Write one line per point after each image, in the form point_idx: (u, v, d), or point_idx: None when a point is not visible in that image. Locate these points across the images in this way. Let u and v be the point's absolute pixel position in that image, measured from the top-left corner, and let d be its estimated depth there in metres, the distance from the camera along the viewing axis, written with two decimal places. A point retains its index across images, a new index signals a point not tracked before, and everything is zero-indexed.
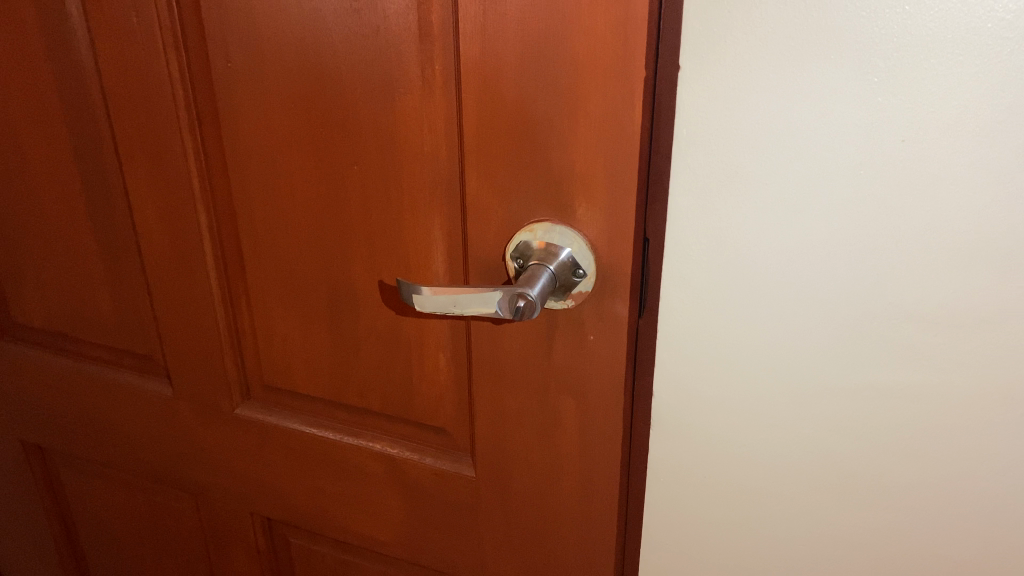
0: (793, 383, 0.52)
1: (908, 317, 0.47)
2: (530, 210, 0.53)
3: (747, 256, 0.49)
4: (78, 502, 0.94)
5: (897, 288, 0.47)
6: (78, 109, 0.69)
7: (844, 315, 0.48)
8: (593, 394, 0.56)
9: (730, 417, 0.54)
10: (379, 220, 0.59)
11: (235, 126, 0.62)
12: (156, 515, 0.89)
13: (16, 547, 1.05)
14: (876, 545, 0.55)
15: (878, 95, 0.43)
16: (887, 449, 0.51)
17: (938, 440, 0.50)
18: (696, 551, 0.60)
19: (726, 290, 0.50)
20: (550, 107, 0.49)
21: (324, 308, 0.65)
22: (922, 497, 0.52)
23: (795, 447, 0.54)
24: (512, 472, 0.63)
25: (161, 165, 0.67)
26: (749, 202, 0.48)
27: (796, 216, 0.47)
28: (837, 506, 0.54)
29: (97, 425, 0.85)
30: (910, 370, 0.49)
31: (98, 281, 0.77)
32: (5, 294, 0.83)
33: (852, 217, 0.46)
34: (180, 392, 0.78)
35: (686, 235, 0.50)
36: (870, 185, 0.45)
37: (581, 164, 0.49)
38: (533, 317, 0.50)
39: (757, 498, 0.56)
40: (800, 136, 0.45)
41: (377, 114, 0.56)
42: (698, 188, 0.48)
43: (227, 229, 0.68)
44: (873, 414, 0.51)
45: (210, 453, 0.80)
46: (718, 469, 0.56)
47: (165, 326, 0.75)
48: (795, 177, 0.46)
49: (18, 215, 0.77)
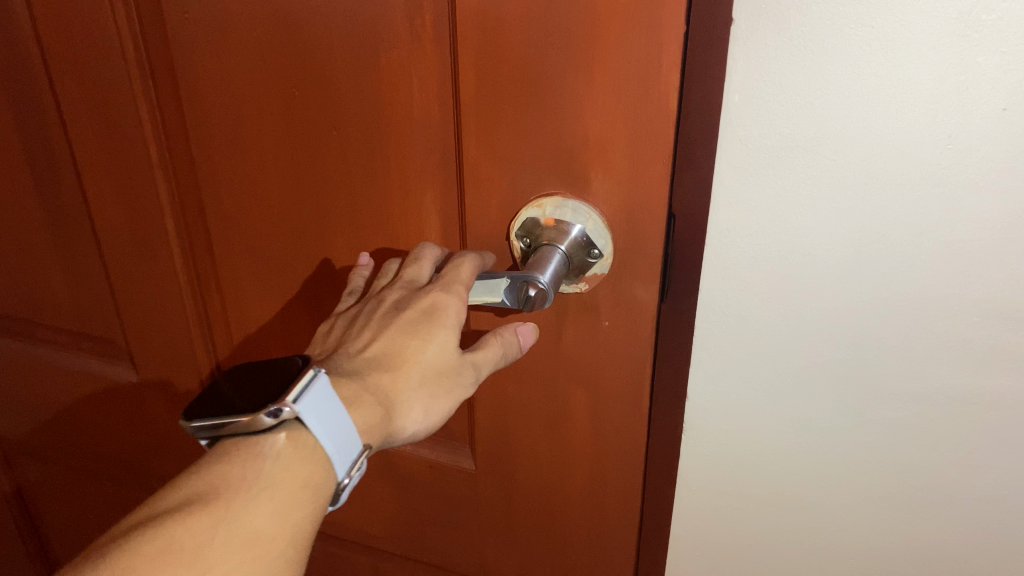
0: (829, 364, 0.48)
1: (963, 293, 0.44)
2: (536, 183, 0.47)
3: (797, 234, 0.45)
4: (42, 493, 0.88)
5: (950, 266, 0.43)
6: (14, 66, 0.61)
7: (885, 288, 0.45)
8: (606, 383, 0.51)
9: (759, 395, 0.51)
10: (363, 193, 0.54)
11: (199, 87, 0.55)
12: (127, 506, 0.83)
13: None
14: (906, 518, 0.53)
15: (978, 55, 0.38)
16: (925, 426, 0.49)
17: (975, 422, 0.48)
18: (720, 526, 0.58)
19: (766, 267, 0.46)
20: (561, 65, 0.42)
21: (302, 288, 0.61)
22: (953, 479, 0.50)
23: (826, 424, 0.51)
24: (516, 467, 0.57)
25: (111, 131, 0.59)
26: (808, 178, 0.43)
27: (853, 191, 0.43)
28: (871, 480, 0.52)
29: (58, 413, 0.78)
30: (955, 345, 0.46)
31: (49, 258, 0.70)
32: None
33: (909, 191, 0.42)
34: (147, 377, 0.72)
35: (730, 215, 0.46)
36: (953, 160, 0.40)
37: (600, 132, 0.43)
38: (545, 307, 0.44)
39: (784, 473, 0.54)
40: (861, 98, 0.40)
41: (359, 74, 0.49)
42: (750, 162, 0.43)
43: (190, 201, 0.61)
44: (912, 392, 0.48)
45: (183, 440, 0.74)
46: (744, 447, 0.54)
47: (128, 309, 0.68)
48: (852, 148, 0.41)
49: None
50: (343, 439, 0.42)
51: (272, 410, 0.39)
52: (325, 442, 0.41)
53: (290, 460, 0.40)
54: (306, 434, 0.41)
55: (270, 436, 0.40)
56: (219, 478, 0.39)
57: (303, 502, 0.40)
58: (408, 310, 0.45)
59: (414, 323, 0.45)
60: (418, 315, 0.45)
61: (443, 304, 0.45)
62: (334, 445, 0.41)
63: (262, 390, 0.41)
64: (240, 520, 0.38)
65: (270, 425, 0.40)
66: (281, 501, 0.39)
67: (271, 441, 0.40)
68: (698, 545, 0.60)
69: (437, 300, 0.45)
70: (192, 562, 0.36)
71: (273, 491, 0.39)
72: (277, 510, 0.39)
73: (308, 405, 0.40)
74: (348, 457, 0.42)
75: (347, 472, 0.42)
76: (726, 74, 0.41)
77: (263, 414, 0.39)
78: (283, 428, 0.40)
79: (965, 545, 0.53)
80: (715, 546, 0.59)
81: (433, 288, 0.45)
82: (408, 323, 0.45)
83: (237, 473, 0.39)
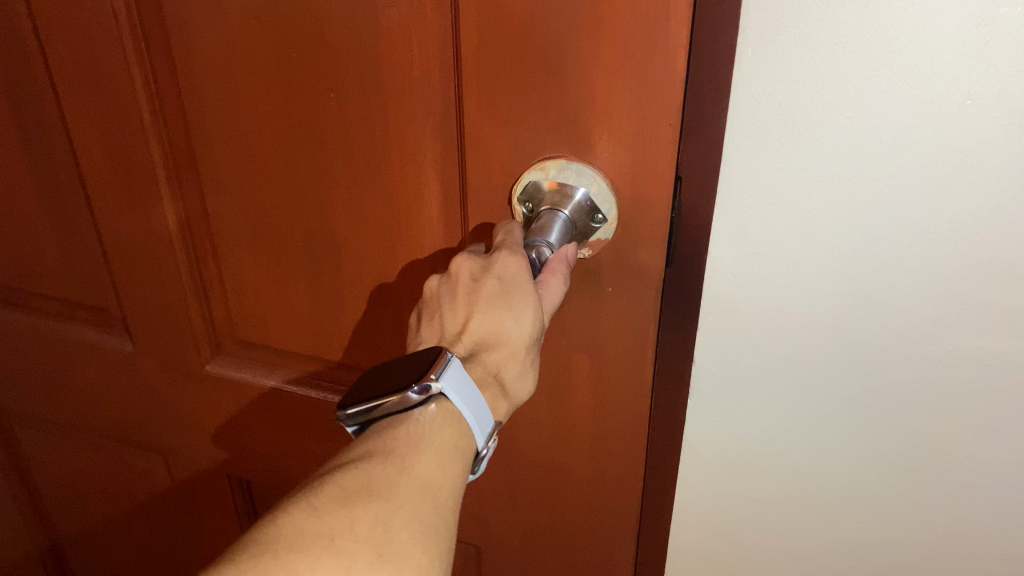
0: (834, 323, 0.49)
1: (963, 255, 0.44)
2: (539, 146, 0.46)
3: (803, 197, 0.44)
4: (38, 463, 0.87)
5: (958, 222, 0.43)
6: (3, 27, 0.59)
7: (890, 251, 0.45)
8: (609, 351, 0.51)
9: (762, 361, 0.51)
10: (362, 159, 0.53)
11: (191, 48, 0.54)
12: (124, 476, 0.83)
13: None
14: (902, 474, 0.54)
15: (1001, 8, 0.37)
16: (924, 385, 0.50)
17: (978, 373, 0.48)
18: (721, 487, 0.59)
19: (773, 232, 0.46)
20: (568, 23, 0.42)
21: (299, 257, 0.60)
22: (955, 430, 0.51)
23: (827, 386, 0.51)
24: (517, 437, 0.57)
25: (104, 94, 0.59)
26: (818, 139, 0.42)
27: (862, 152, 0.42)
28: (869, 440, 0.53)
29: (53, 382, 0.78)
30: (957, 306, 0.46)
31: (42, 226, 0.69)
32: None
33: (919, 148, 0.41)
34: (142, 347, 0.71)
35: (739, 175, 0.45)
36: (967, 117, 0.40)
37: (605, 93, 0.43)
38: (555, 266, 0.44)
39: (785, 436, 0.55)
40: (870, 57, 0.40)
41: (359, 33, 0.48)
42: (761, 123, 0.43)
43: (185, 166, 0.61)
44: (917, 347, 0.48)
45: (181, 410, 0.73)
46: (746, 411, 0.54)
47: (123, 278, 0.68)
48: (863, 107, 0.41)
49: None
50: (474, 408, 0.41)
51: (418, 387, 0.39)
52: (468, 412, 0.40)
53: (443, 424, 0.40)
54: (452, 407, 0.40)
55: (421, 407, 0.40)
56: (387, 437, 0.39)
57: (462, 460, 0.40)
58: (488, 282, 0.42)
59: (498, 297, 0.41)
60: (494, 291, 0.42)
61: (519, 271, 0.41)
62: (471, 415, 0.40)
63: (401, 373, 0.41)
64: (412, 469, 0.38)
65: (416, 403, 0.39)
66: (444, 455, 0.39)
67: (422, 411, 0.40)
68: (699, 506, 0.60)
69: (515, 269, 0.41)
70: (381, 495, 0.36)
71: (436, 446, 0.39)
72: (442, 463, 0.39)
73: (450, 380, 0.40)
74: (484, 428, 0.42)
75: (484, 442, 0.42)
76: (739, 30, 0.40)
77: (410, 392, 0.39)
78: (433, 400, 0.40)
79: (959, 501, 0.54)
80: (715, 506, 0.60)
81: (506, 257, 0.42)
82: (491, 298, 0.42)
83: (402, 433, 0.39)
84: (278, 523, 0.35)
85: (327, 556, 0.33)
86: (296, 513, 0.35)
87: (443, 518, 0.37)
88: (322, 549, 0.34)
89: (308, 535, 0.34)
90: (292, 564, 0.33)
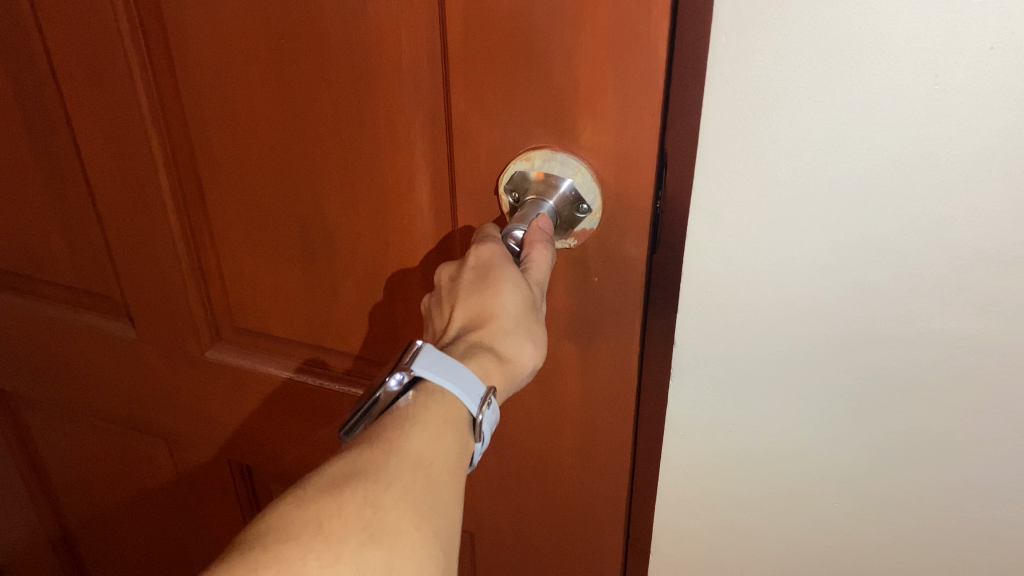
0: (818, 303, 0.50)
1: (943, 240, 0.45)
2: (526, 136, 0.47)
3: (785, 185, 0.46)
4: (48, 447, 0.89)
5: (938, 201, 0.44)
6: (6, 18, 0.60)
7: (873, 237, 0.46)
8: (596, 340, 0.51)
9: (751, 343, 0.53)
10: (354, 148, 0.54)
11: (186, 39, 0.55)
12: (129, 460, 0.84)
13: None
14: (889, 453, 0.55)
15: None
16: (908, 367, 0.51)
17: (960, 352, 0.49)
18: (713, 467, 0.60)
19: (759, 219, 0.47)
20: (551, 15, 0.42)
21: (294, 245, 0.61)
22: (941, 411, 0.52)
23: (815, 367, 0.53)
24: (508, 425, 0.58)
25: (103, 84, 0.60)
26: (796, 126, 0.44)
27: (839, 139, 0.43)
28: (856, 420, 0.54)
29: (60, 368, 0.79)
30: (940, 289, 0.47)
31: (46, 213, 0.70)
32: None
33: (898, 130, 0.42)
34: (144, 334, 0.72)
35: (719, 159, 0.45)
36: (941, 103, 0.41)
37: (589, 84, 0.43)
38: (534, 241, 0.42)
39: (775, 417, 0.56)
40: (843, 44, 0.41)
41: (348, 25, 0.49)
42: (741, 110, 0.44)
43: (183, 155, 0.61)
44: (900, 327, 0.49)
45: (182, 396, 0.74)
46: (737, 393, 0.55)
47: (124, 266, 0.69)
48: (838, 95, 0.42)
49: None
50: (458, 381, 0.39)
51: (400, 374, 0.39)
52: (448, 384, 0.38)
53: (428, 402, 0.38)
54: (433, 386, 0.39)
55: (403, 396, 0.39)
56: (374, 427, 0.38)
57: (455, 436, 0.38)
58: (466, 273, 0.41)
59: (476, 282, 0.41)
60: (473, 279, 0.41)
61: (494, 252, 0.41)
62: (453, 385, 0.38)
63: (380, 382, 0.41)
64: (399, 449, 0.36)
65: (397, 394, 0.39)
66: (433, 432, 0.37)
67: (406, 398, 0.39)
68: (691, 485, 0.62)
69: (490, 252, 0.41)
70: (367, 479, 0.35)
71: (425, 424, 0.37)
72: (432, 440, 0.37)
73: (423, 361, 0.39)
74: (475, 394, 0.39)
75: (479, 408, 0.39)
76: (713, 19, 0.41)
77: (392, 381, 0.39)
78: (413, 387, 0.39)
79: (945, 479, 0.55)
80: (707, 484, 0.62)
81: (483, 245, 0.42)
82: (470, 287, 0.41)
83: (388, 419, 0.38)
84: (269, 517, 0.34)
85: (318, 543, 0.33)
86: (285, 506, 0.34)
87: (432, 497, 0.36)
88: (313, 537, 0.33)
89: (294, 525, 0.33)
90: (282, 553, 0.32)
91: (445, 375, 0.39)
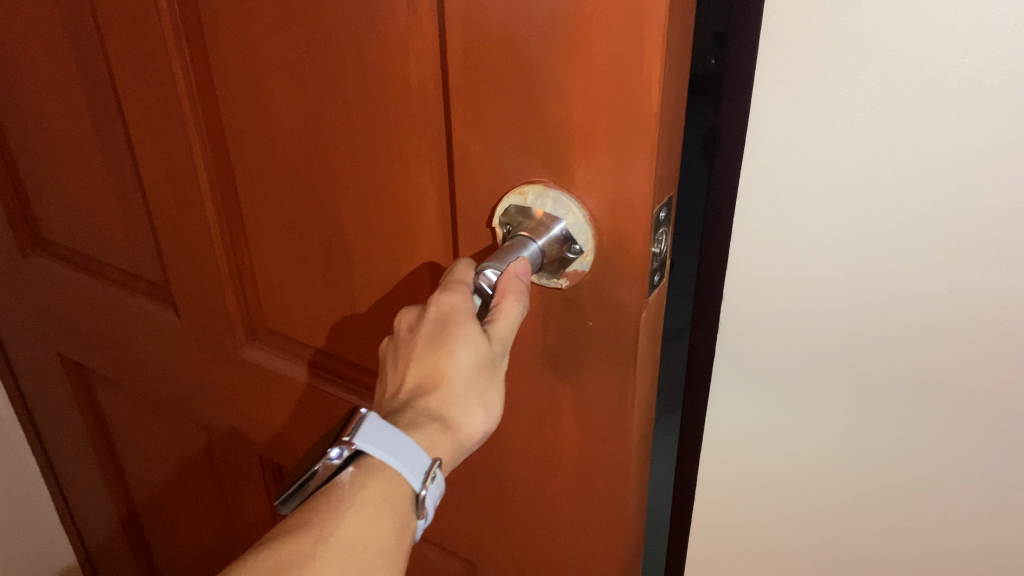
0: (855, 288, 0.48)
1: (1001, 224, 0.43)
2: (521, 170, 0.44)
3: (828, 164, 0.45)
4: (114, 420, 0.94)
5: (992, 182, 0.42)
6: (79, 18, 0.64)
7: (922, 221, 0.44)
8: (590, 387, 0.48)
9: (795, 335, 0.51)
10: (368, 167, 0.53)
11: (220, 49, 0.56)
12: (179, 442, 0.88)
13: (60, 461, 1.06)
14: (944, 461, 0.52)
15: None
16: (963, 366, 0.48)
17: (990, 345, 0.47)
18: (754, 463, 0.59)
19: (803, 201, 0.46)
20: (544, 47, 0.40)
21: (317, 256, 0.61)
22: (998, 414, 0.49)
23: (860, 363, 0.51)
24: (509, 461, 0.55)
25: (151, 86, 0.62)
26: (837, 104, 0.43)
27: (879, 117, 0.42)
28: (903, 424, 0.52)
29: (122, 347, 0.83)
30: (996, 279, 0.45)
31: (112, 203, 0.74)
32: (38, 207, 0.82)
33: (936, 110, 0.41)
34: (188, 324, 0.74)
35: (757, 134, 0.45)
36: (988, 81, 0.39)
37: (582, 121, 0.41)
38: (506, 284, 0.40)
39: (819, 416, 0.54)
40: (882, 18, 0.40)
41: (361, 43, 0.48)
42: (781, 85, 0.43)
43: (222, 159, 0.63)
44: (941, 313, 0.47)
45: (220, 388, 0.76)
46: (780, 386, 0.54)
47: (171, 259, 0.71)
48: (878, 72, 0.41)
49: (45, 126, 0.75)
50: (402, 453, 0.38)
51: (338, 448, 0.38)
52: (390, 461, 0.38)
53: (367, 482, 0.38)
54: (374, 462, 0.38)
55: (343, 470, 0.38)
56: (311, 504, 0.38)
57: (395, 515, 0.38)
58: (425, 324, 0.40)
59: (433, 336, 0.40)
60: (430, 331, 0.40)
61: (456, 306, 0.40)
62: (396, 462, 0.38)
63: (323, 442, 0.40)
64: (328, 539, 0.36)
65: (337, 468, 0.38)
66: (368, 519, 0.37)
67: (347, 472, 0.38)
68: (733, 479, 0.61)
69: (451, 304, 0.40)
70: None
71: (359, 509, 0.37)
72: (369, 527, 0.37)
73: (365, 435, 0.38)
74: (420, 468, 0.38)
75: (423, 482, 0.38)
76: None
77: (330, 454, 0.38)
78: (353, 462, 0.38)
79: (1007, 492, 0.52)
80: (749, 482, 0.60)
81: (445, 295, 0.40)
82: (427, 339, 0.40)
83: (325, 497, 0.37)
84: None
85: None
86: None
87: None
88: None
89: None
90: None
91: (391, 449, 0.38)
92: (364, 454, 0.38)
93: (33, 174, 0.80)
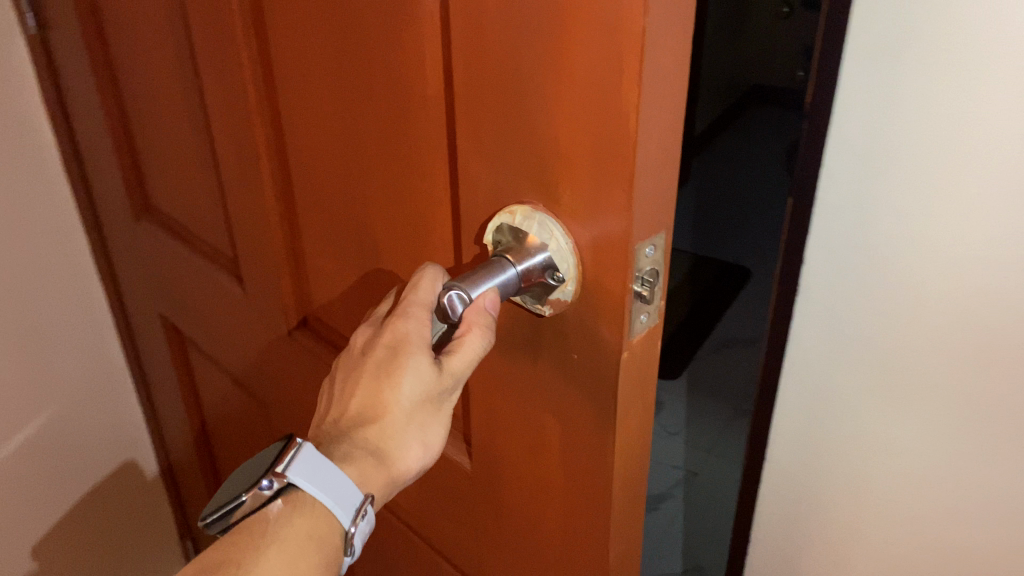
0: None
1: None
2: (513, 190, 0.42)
3: None
4: (200, 380, 1.00)
5: None
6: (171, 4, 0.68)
7: None
8: (574, 422, 0.45)
9: None
10: (392, 170, 0.53)
11: (277, 43, 0.57)
12: (246, 410, 0.92)
13: (163, 408, 1.15)
14: None
15: None
16: None
17: None
18: None
19: None
20: (533, 65, 0.37)
21: (353, 252, 0.61)
22: None
23: None
24: (502, 484, 0.53)
25: (224, 73, 0.64)
26: None
27: None
28: None
29: (204, 314, 0.88)
30: None
31: (200, 178, 0.78)
32: (147, 176, 0.89)
33: None
34: (253, 301, 0.77)
35: None
36: None
37: (568, 146, 0.38)
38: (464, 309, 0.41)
39: None
40: None
41: (387, 45, 0.48)
42: None
43: (281, 149, 0.64)
44: None
45: (275, 365, 0.79)
46: None
47: (241, 238, 0.74)
48: None
49: (151, 102, 0.80)
50: (335, 490, 0.45)
51: (267, 480, 0.44)
52: (320, 497, 0.44)
53: (292, 517, 0.44)
54: (302, 497, 0.45)
55: (272, 503, 0.45)
56: (242, 533, 0.44)
57: (320, 547, 0.44)
58: (378, 349, 0.44)
59: (385, 363, 0.44)
60: (383, 357, 0.44)
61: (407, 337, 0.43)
62: (325, 497, 0.44)
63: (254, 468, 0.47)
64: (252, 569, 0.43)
65: (267, 498, 0.45)
66: (292, 552, 0.44)
67: (276, 503, 0.45)
68: None
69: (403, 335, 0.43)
70: None
71: (283, 542, 0.44)
72: (292, 560, 0.43)
73: (296, 471, 0.44)
74: (350, 505, 0.45)
75: (353, 520, 0.45)
76: None
77: (260, 485, 0.44)
78: (281, 494, 0.45)
79: None
80: None
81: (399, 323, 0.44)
82: (379, 363, 0.44)
83: (256, 529, 0.44)
84: None
85: None
86: None
87: None
88: None
89: None
90: None
91: (323, 486, 0.44)
92: (292, 488, 0.45)
93: (144, 145, 0.86)
